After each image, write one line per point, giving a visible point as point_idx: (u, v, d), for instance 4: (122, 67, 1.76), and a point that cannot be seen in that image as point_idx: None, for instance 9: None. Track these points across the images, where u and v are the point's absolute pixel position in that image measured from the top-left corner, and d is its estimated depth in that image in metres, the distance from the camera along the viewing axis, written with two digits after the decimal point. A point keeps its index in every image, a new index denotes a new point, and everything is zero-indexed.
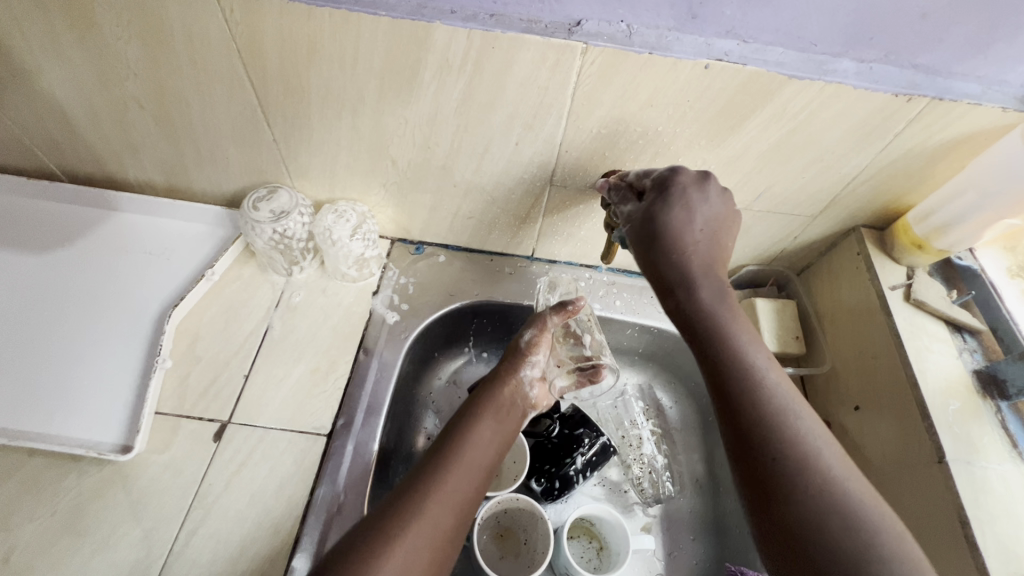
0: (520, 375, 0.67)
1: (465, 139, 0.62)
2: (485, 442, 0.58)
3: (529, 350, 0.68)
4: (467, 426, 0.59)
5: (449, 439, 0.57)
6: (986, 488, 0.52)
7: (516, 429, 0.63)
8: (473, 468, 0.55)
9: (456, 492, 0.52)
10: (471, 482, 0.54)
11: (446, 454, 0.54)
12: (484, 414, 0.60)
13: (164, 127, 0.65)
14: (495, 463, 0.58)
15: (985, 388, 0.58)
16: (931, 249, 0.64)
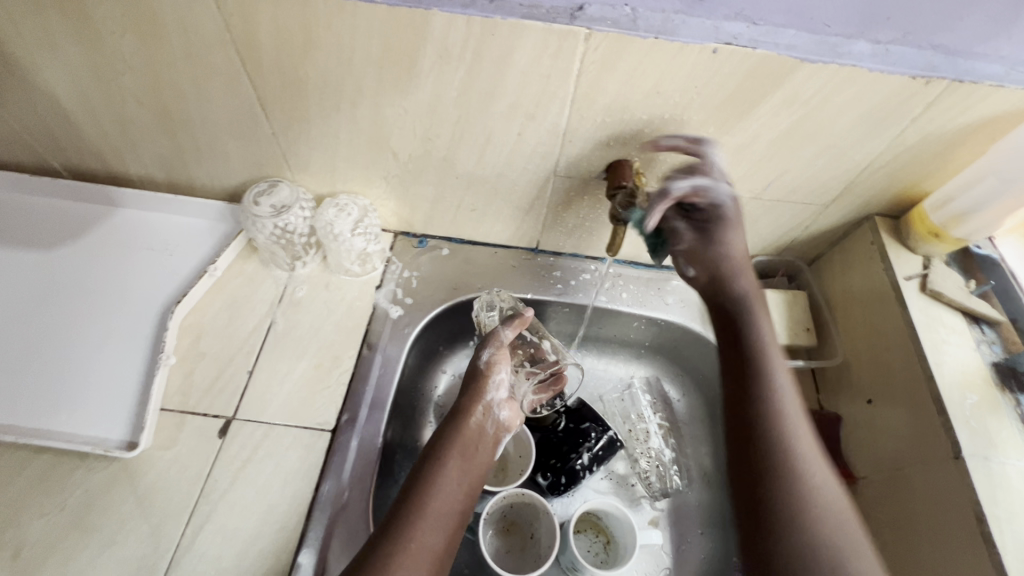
0: (486, 400, 0.64)
1: (466, 130, 0.61)
2: (452, 487, 0.57)
3: (489, 371, 0.66)
4: (432, 471, 0.58)
5: (416, 487, 0.56)
6: (1004, 484, 0.50)
7: (485, 462, 0.62)
8: (442, 519, 0.55)
9: (424, 551, 0.52)
10: (440, 534, 0.54)
11: (414, 507, 0.54)
12: (450, 456, 0.59)
13: (163, 122, 0.64)
14: (463, 505, 0.58)
15: (1003, 381, 0.57)
16: (949, 238, 0.62)
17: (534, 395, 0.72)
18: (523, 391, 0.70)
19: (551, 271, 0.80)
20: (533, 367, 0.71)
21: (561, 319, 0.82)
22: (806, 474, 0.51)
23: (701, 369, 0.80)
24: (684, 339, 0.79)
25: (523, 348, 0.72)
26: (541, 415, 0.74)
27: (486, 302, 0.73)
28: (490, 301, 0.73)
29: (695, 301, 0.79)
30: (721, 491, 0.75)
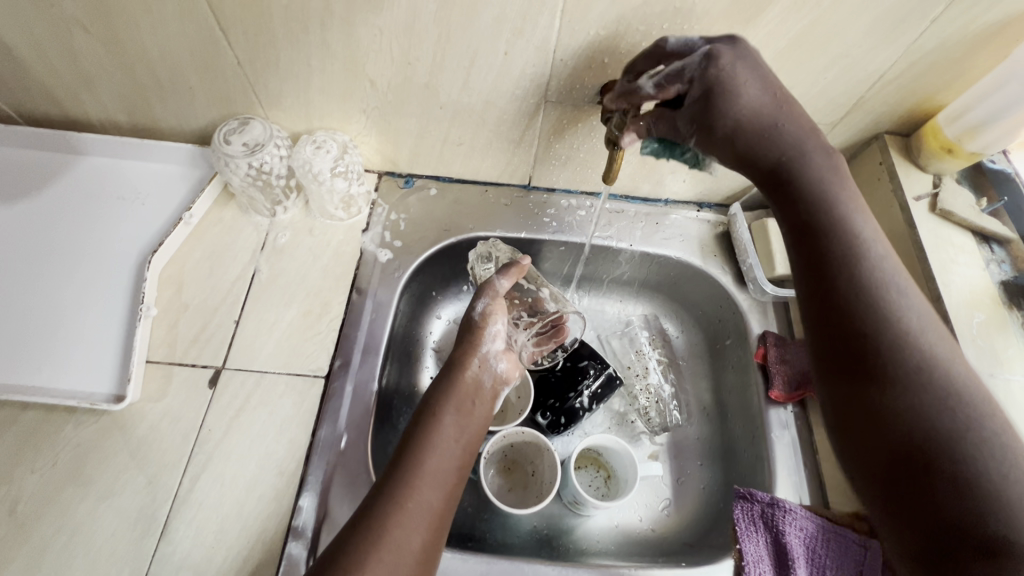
0: (482, 352, 0.63)
1: (449, 51, 0.56)
2: (450, 443, 0.56)
3: (485, 322, 0.65)
4: (429, 428, 0.56)
5: (411, 444, 0.54)
6: (1008, 401, 0.49)
7: (485, 415, 0.61)
8: (440, 477, 0.53)
9: (423, 509, 0.50)
10: (438, 492, 0.52)
11: (409, 465, 0.52)
12: (447, 411, 0.58)
13: (116, 55, 0.58)
14: (464, 461, 0.56)
15: (1011, 299, 0.55)
16: (962, 153, 0.59)
17: (535, 346, 0.72)
18: (520, 342, 0.69)
19: (544, 208, 0.77)
20: (531, 318, 0.71)
21: (556, 259, 0.80)
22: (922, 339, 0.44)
23: (701, 305, 0.79)
24: (683, 275, 0.77)
25: (520, 299, 0.71)
26: (545, 366, 0.73)
27: (483, 252, 0.73)
28: (488, 252, 0.73)
29: (694, 236, 0.77)
30: (718, 424, 0.74)
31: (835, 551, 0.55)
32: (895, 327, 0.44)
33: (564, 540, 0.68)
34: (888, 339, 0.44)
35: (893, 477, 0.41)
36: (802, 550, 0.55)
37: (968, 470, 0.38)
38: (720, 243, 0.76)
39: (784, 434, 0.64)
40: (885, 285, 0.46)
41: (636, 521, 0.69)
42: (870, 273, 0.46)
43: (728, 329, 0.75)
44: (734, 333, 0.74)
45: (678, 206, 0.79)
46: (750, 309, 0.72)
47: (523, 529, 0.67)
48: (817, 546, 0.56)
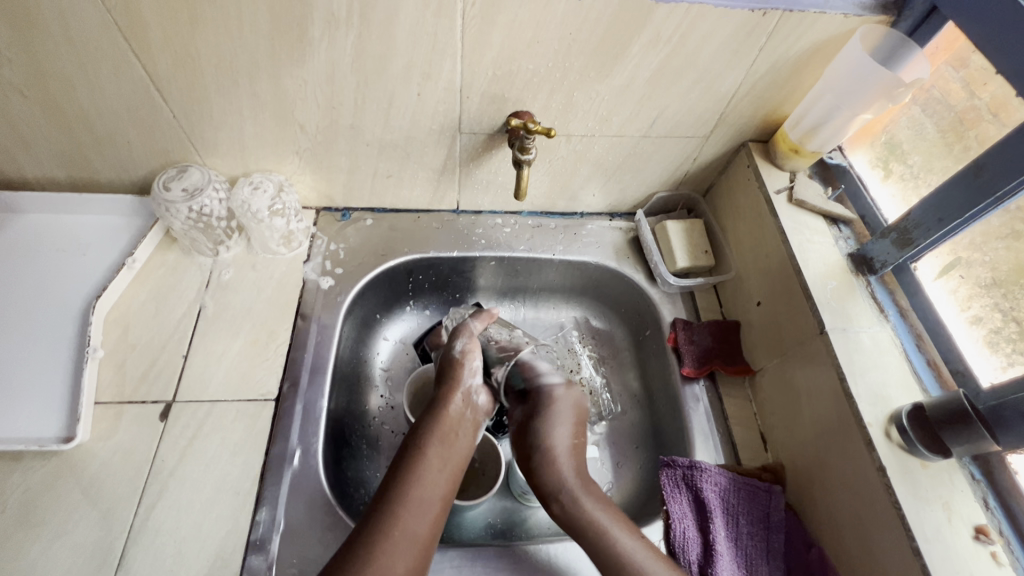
0: (462, 387, 0.66)
1: (368, 95, 0.64)
2: (434, 474, 0.58)
3: (464, 359, 0.68)
4: (413, 461, 0.59)
5: (397, 476, 0.57)
6: (858, 348, 0.60)
7: (468, 445, 0.64)
8: (426, 506, 0.56)
9: (408, 537, 0.53)
10: (425, 521, 0.55)
11: (395, 497, 0.55)
12: (429, 443, 0.60)
13: (55, 117, 0.62)
14: (449, 490, 0.59)
15: (857, 268, 0.66)
16: (806, 152, 0.71)
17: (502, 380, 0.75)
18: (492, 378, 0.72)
19: (473, 229, 0.85)
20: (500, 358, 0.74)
21: (489, 274, 0.87)
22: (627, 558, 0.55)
23: (623, 303, 0.87)
24: (603, 276, 0.85)
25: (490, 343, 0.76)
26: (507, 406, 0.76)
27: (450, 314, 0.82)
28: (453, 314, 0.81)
29: (609, 242, 0.86)
30: (648, 408, 0.81)
31: (746, 498, 0.62)
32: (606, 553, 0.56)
33: (519, 530, 0.73)
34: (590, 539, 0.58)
35: None
36: (718, 502, 0.61)
37: None
38: (631, 246, 0.86)
39: (698, 406, 0.72)
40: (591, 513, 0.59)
41: None
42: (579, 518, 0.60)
43: (647, 321, 0.83)
44: (651, 323, 0.82)
45: (592, 218, 0.88)
46: (662, 300, 0.81)
47: (479, 526, 0.71)
48: (731, 496, 0.62)
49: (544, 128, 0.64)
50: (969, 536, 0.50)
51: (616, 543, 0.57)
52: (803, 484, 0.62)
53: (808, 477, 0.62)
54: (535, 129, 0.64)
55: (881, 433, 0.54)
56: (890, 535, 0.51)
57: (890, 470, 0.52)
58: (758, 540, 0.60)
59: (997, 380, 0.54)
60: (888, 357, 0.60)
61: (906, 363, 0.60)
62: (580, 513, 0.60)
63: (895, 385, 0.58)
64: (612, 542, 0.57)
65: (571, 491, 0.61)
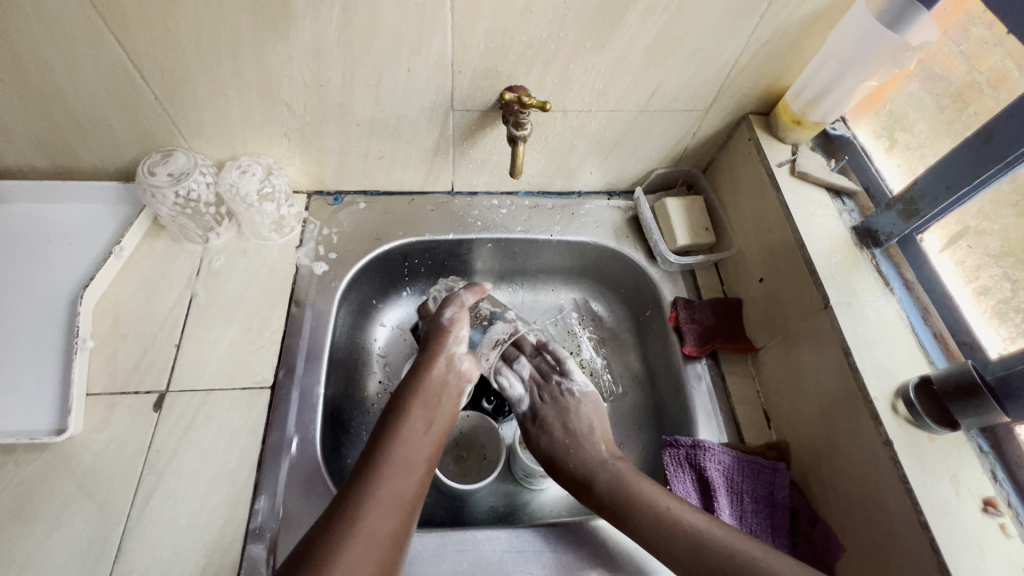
0: (447, 353, 0.66)
1: (356, 72, 0.62)
2: (418, 436, 0.58)
3: (451, 326, 0.68)
4: (397, 423, 0.58)
5: (382, 437, 0.57)
6: (863, 322, 0.59)
7: (451, 412, 0.64)
8: (411, 467, 0.56)
9: (395, 496, 0.53)
10: (410, 481, 0.55)
11: (381, 456, 0.55)
12: (414, 406, 0.60)
13: (32, 102, 0.60)
14: (432, 453, 0.59)
15: (862, 241, 0.65)
16: (808, 123, 0.69)
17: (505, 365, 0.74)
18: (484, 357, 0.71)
19: (469, 211, 0.83)
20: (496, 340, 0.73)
21: (487, 256, 0.85)
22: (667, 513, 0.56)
23: (622, 284, 0.85)
24: (603, 257, 0.84)
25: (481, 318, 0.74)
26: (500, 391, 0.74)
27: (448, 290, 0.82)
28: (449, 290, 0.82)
29: (608, 222, 0.84)
30: (649, 388, 0.80)
31: (751, 476, 0.61)
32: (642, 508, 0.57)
33: (522, 513, 0.72)
34: (629, 514, 0.57)
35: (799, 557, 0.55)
36: (723, 481, 0.61)
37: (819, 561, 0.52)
38: (630, 225, 0.84)
39: (700, 385, 0.71)
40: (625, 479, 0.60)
41: None
42: (624, 493, 0.59)
43: (647, 301, 0.82)
44: (652, 303, 0.80)
45: (590, 197, 0.86)
46: (662, 280, 0.80)
47: (480, 510, 0.71)
48: (735, 474, 0.61)
49: (539, 101, 0.62)
50: (977, 508, 0.49)
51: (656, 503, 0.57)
52: (808, 461, 0.62)
53: (812, 455, 0.61)
54: (529, 103, 0.62)
55: (887, 407, 0.53)
56: (897, 509, 0.50)
57: (896, 443, 0.51)
58: (763, 517, 0.60)
59: (1005, 351, 0.53)
60: (893, 330, 0.59)
61: (912, 336, 0.59)
62: (616, 480, 0.60)
63: (901, 358, 0.57)
64: (654, 512, 0.56)
65: (600, 475, 0.62)
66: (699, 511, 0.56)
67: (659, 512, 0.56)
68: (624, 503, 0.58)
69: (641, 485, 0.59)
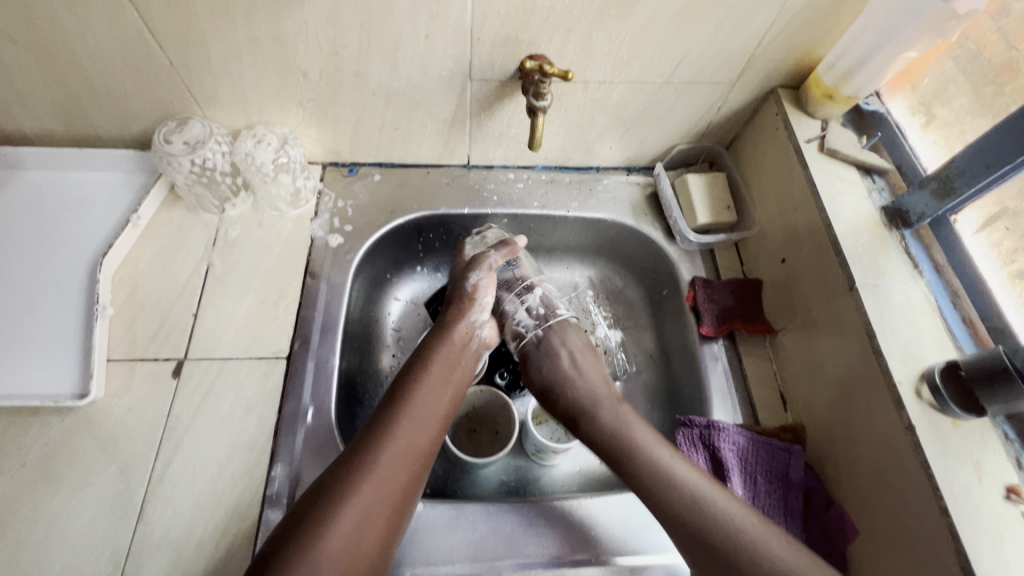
0: (469, 319, 0.66)
1: (373, 38, 0.60)
2: (437, 390, 0.59)
3: (475, 293, 0.68)
4: (417, 377, 0.59)
5: (402, 390, 0.58)
6: (890, 305, 0.57)
7: (470, 369, 0.64)
8: (428, 419, 0.57)
9: (410, 448, 0.54)
10: (426, 433, 0.56)
11: (401, 408, 0.56)
12: (435, 362, 0.61)
13: (47, 66, 0.59)
14: (449, 408, 0.59)
15: (892, 221, 0.63)
16: (840, 97, 0.67)
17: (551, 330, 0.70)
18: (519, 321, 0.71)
19: (484, 184, 0.82)
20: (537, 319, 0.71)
21: (502, 231, 0.84)
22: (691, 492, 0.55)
23: (639, 262, 0.84)
24: (620, 234, 0.83)
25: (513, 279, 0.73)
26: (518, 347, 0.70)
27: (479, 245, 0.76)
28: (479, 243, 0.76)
29: (627, 198, 0.82)
30: (663, 367, 0.79)
31: (765, 458, 0.61)
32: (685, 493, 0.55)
33: (532, 488, 0.72)
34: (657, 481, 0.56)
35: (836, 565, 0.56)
36: (736, 461, 0.60)
37: (859, 554, 0.55)
38: (649, 202, 0.82)
39: (716, 365, 0.70)
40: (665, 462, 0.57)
41: (597, 465, 0.75)
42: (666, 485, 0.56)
43: (664, 280, 0.80)
44: (669, 282, 0.79)
45: (609, 172, 0.85)
46: (680, 258, 0.78)
47: (492, 483, 0.71)
48: (749, 454, 0.61)
49: (561, 70, 0.60)
50: (999, 495, 0.48)
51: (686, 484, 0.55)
52: (824, 443, 0.61)
53: (829, 437, 0.60)
54: (552, 72, 0.60)
55: (911, 391, 0.52)
56: (916, 492, 0.49)
57: (919, 428, 0.50)
58: (776, 498, 0.59)
59: None
60: (921, 314, 0.57)
61: (940, 320, 0.57)
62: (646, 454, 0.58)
63: (928, 343, 0.55)
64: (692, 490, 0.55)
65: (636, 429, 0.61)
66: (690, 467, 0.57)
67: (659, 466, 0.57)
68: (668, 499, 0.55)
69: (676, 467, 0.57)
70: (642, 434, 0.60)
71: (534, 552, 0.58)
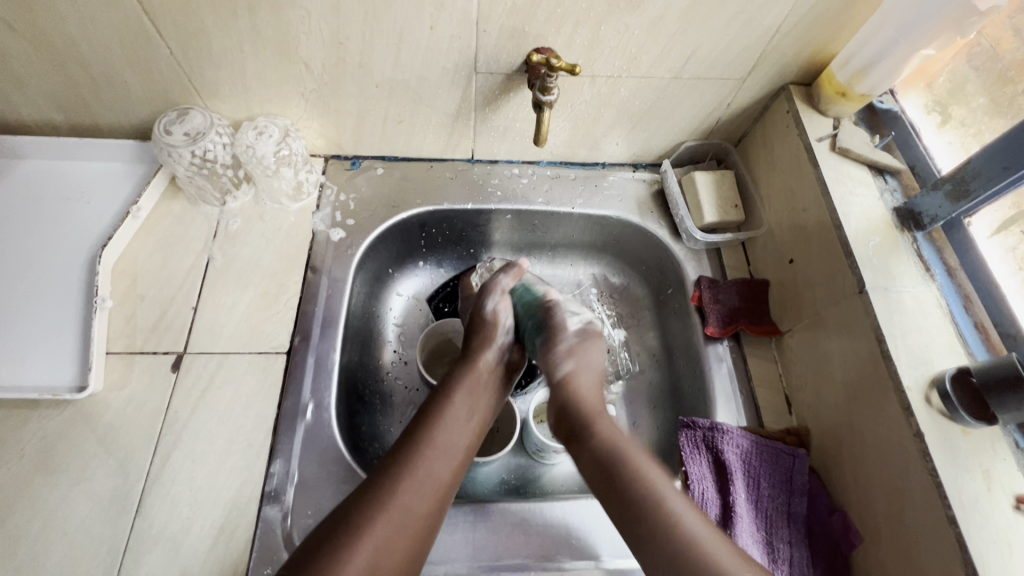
0: (492, 345, 0.66)
1: (377, 29, 0.59)
2: (461, 423, 0.58)
3: (495, 318, 0.68)
4: (441, 408, 0.59)
5: (424, 420, 0.57)
6: (900, 309, 0.56)
7: (494, 400, 0.63)
8: (450, 451, 0.56)
9: (432, 480, 0.53)
10: (448, 465, 0.55)
11: (422, 438, 0.55)
12: (459, 392, 0.60)
13: (46, 54, 0.58)
14: (472, 440, 0.58)
15: (903, 223, 0.62)
16: (854, 95, 0.65)
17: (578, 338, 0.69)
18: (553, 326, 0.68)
19: (488, 179, 0.81)
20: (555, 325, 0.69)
21: (506, 227, 0.83)
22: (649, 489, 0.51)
23: (645, 261, 0.83)
24: (625, 232, 0.81)
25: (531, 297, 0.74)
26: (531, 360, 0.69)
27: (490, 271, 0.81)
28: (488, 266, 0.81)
29: (632, 195, 0.81)
30: (666, 368, 0.78)
31: (770, 461, 0.60)
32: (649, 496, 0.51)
33: (533, 487, 0.72)
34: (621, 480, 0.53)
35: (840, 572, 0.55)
36: (740, 465, 0.59)
37: (863, 561, 0.54)
38: (655, 200, 0.81)
39: (721, 366, 0.69)
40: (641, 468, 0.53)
41: None
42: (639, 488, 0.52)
43: (670, 280, 0.79)
44: (675, 281, 0.78)
45: (615, 169, 0.83)
46: (686, 257, 0.77)
47: (493, 482, 0.71)
48: (752, 458, 0.60)
49: (568, 64, 0.60)
50: (1008, 506, 0.47)
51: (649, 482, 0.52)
52: (830, 447, 0.60)
53: (835, 442, 0.59)
54: (558, 65, 0.60)
55: (920, 398, 0.51)
56: (923, 500, 0.49)
57: (927, 435, 0.49)
58: (779, 502, 0.59)
59: None
60: (933, 318, 0.56)
61: (951, 325, 0.56)
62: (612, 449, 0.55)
63: (938, 347, 0.54)
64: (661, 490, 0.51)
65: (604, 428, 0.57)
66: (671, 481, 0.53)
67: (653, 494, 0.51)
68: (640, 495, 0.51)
69: (647, 469, 0.53)
70: (634, 453, 0.55)
71: (535, 553, 0.58)
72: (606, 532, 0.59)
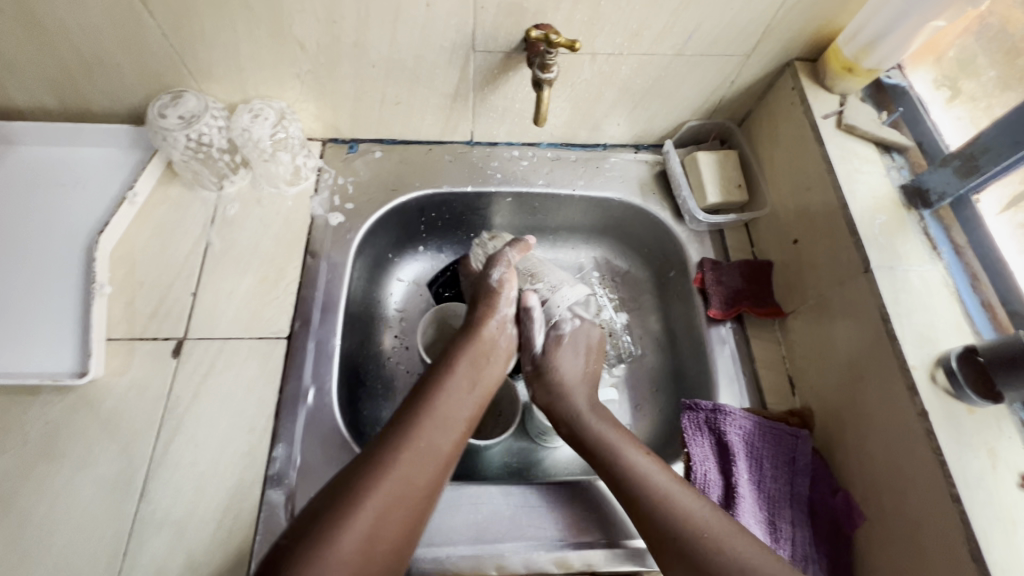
0: (497, 316, 0.66)
1: (371, 7, 0.58)
2: (462, 394, 0.58)
3: (500, 289, 0.68)
4: (442, 377, 0.59)
5: (426, 389, 0.58)
6: (906, 288, 0.55)
7: (496, 373, 0.63)
8: (452, 423, 0.56)
9: (432, 449, 0.53)
10: (448, 437, 0.55)
11: (423, 408, 0.55)
12: (461, 362, 0.61)
13: (35, 37, 0.57)
14: (472, 415, 0.58)
15: (910, 201, 0.61)
16: (860, 70, 0.64)
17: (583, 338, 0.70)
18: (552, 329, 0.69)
19: (488, 162, 0.80)
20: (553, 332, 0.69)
21: (505, 210, 0.82)
22: (641, 474, 0.54)
23: (647, 244, 0.82)
24: (627, 214, 0.81)
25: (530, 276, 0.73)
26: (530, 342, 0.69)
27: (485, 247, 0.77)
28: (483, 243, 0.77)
29: (634, 176, 0.80)
30: (669, 351, 0.78)
31: (772, 442, 0.60)
32: (647, 488, 0.53)
33: (535, 470, 0.72)
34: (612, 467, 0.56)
35: (841, 552, 0.55)
36: (742, 446, 0.59)
37: (864, 541, 0.54)
38: (657, 181, 0.80)
39: (724, 348, 0.69)
40: (623, 456, 0.56)
41: None
42: (630, 480, 0.54)
43: (672, 261, 0.79)
44: (677, 263, 0.77)
45: (616, 150, 0.82)
46: (688, 239, 0.76)
47: (495, 465, 0.71)
48: (755, 440, 0.60)
49: (568, 40, 0.58)
50: (1014, 485, 0.47)
51: (631, 465, 0.55)
52: (833, 428, 0.60)
53: (838, 422, 0.59)
54: (558, 42, 0.58)
55: (925, 376, 0.51)
56: (927, 479, 0.48)
57: (932, 414, 0.49)
58: (782, 483, 0.59)
59: None
60: (939, 297, 0.55)
61: (957, 304, 0.55)
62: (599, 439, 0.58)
63: (944, 326, 0.54)
64: (640, 474, 0.54)
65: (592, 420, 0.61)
66: (642, 452, 0.57)
67: (629, 472, 0.55)
68: (628, 487, 0.54)
69: (627, 451, 0.56)
70: (612, 435, 0.58)
71: (536, 534, 0.58)
72: (607, 514, 0.59)
